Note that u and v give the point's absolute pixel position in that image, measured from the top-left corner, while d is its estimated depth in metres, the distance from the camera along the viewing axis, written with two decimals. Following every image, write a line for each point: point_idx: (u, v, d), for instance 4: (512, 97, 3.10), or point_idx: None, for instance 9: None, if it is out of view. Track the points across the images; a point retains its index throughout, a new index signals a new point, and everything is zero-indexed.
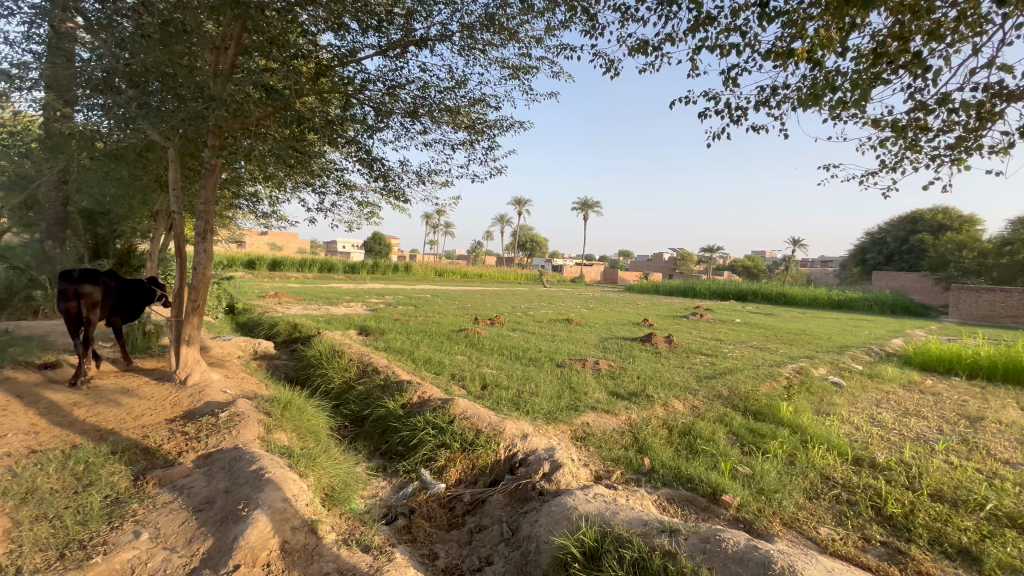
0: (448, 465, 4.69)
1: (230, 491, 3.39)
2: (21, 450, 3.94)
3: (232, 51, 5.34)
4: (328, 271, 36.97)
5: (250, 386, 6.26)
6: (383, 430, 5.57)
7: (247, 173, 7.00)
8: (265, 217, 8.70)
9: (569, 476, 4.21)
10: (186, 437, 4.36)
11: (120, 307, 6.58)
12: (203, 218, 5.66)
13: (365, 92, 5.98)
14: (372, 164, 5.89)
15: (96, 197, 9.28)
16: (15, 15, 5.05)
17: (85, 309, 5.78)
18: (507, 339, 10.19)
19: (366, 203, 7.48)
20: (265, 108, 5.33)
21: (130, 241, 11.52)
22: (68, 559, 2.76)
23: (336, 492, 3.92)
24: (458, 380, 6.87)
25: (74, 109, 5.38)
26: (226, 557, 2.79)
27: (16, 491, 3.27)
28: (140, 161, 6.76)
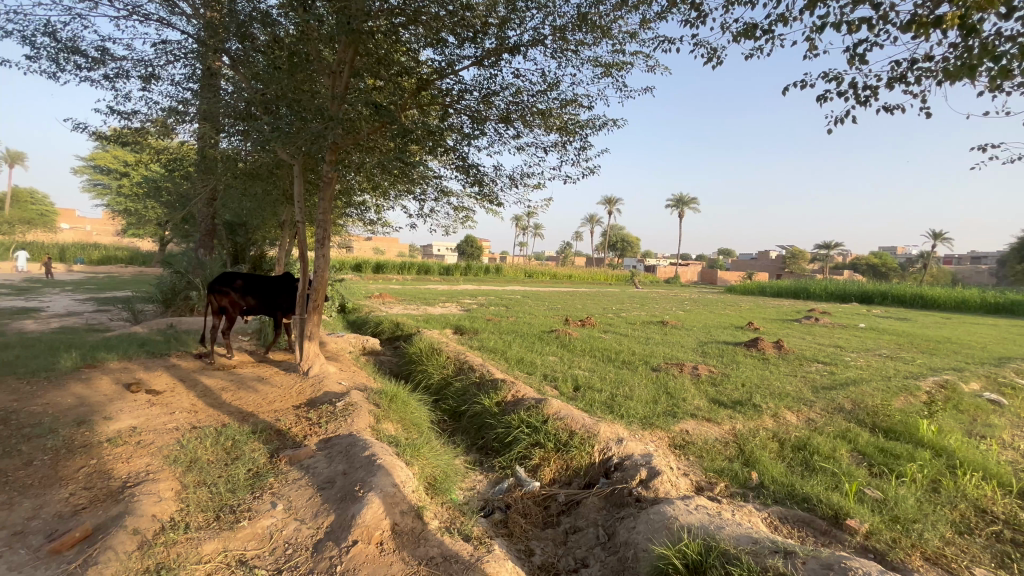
0: (542, 464, 4.75)
1: (347, 473, 3.74)
2: (185, 425, 4.69)
3: (346, 75, 5.87)
4: (425, 272, 39.20)
5: (361, 379, 6.85)
6: (480, 426, 5.78)
7: (356, 184, 7.63)
8: (372, 224, 9.45)
9: (668, 484, 4.05)
10: (310, 422, 4.90)
11: (281, 304, 7.46)
12: (322, 226, 6.29)
13: (461, 101, 6.24)
14: (469, 171, 6.14)
15: (236, 210, 10.79)
16: (180, 60, 6.04)
17: (225, 302, 7.08)
18: (598, 341, 10.05)
19: (461, 208, 7.82)
20: (374, 123, 5.81)
21: (262, 248, 13.18)
22: (222, 520, 3.23)
23: (438, 483, 4.15)
24: (550, 380, 6.93)
25: (223, 136, 6.27)
26: (346, 532, 3.09)
27: (183, 460, 3.90)
28: (272, 179, 7.71)
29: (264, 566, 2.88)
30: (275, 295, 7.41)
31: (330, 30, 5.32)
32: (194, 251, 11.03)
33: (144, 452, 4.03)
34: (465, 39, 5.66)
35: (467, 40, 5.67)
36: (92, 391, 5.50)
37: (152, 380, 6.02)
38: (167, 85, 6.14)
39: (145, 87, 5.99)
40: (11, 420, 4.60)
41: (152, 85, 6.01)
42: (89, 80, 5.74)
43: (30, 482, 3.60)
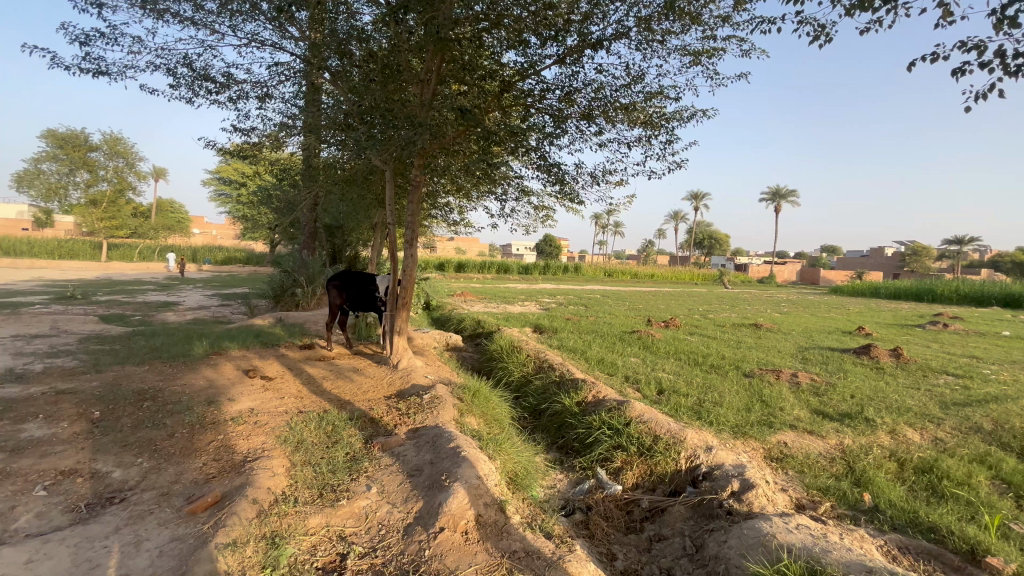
0: (624, 467, 4.64)
1: (434, 463, 3.91)
2: (293, 409, 5.20)
3: (433, 82, 6.13)
4: (505, 271, 39.94)
5: (445, 374, 7.14)
6: (560, 426, 5.77)
7: (441, 187, 7.96)
8: (455, 224, 9.80)
9: (763, 498, 3.78)
10: (400, 412, 5.20)
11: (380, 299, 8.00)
12: (410, 227, 6.63)
13: (543, 101, 6.26)
14: (551, 170, 6.14)
15: (334, 214, 11.72)
16: (289, 79, 6.69)
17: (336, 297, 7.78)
18: (684, 343, 9.59)
19: (541, 207, 7.87)
20: (459, 128, 6.01)
21: (356, 249, 14.19)
22: (325, 497, 3.53)
23: (519, 478, 4.21)
24: (632, 382, 6.73)
25: (325, 145, 6.85)
26: (434, 519, 3.24)
27: (292, 440, 4.32)
28: (366, 184, 8.27)
29: (360, 543, 3.11)
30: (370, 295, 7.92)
31: (420, 40, 5.57)
32: (299, 252, 12.15)
33: (260, 431, 4.53)
34: (548, 39, 5.67)
35: (550, 39, 5.68)
36: (219, 375, 6.28)
37: (266, 368, 6.74)
38: (279, 103, 6.83)
39: (261, 106, 6.71)
40: (158, 397, 5.39)
41: (267, 104, 6.73)
42: (217, 103, 6.56)
43: (173, 451, 4.20)
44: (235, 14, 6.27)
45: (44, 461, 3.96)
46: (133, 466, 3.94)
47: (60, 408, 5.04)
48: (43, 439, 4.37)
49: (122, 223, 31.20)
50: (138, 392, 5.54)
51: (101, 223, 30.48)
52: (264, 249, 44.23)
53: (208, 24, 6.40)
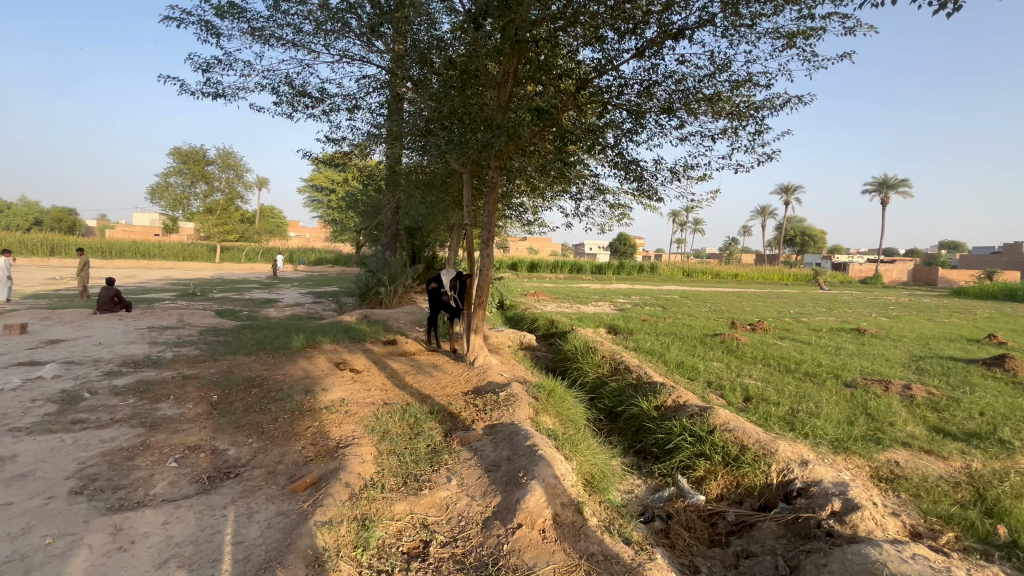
0: (707, 477, 4.41)
1: (512, 459, 3.97)
2: (379, 401, 5.53)
3: (509, 84, 6.20)
4: (578, 271, 39.61)
5: (520, 372, 7.22)
6: (638, 430, 5.62)
7: (516, 188, 8.05)
8: (529, 224, 9.87)
9: (870, 522, 3.43)
10: (477, 408, 5.34)
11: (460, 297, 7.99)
12: (487, 227, 6.76)
13: (621, 96, 6.11)
14: (629, 167, 5.99)
15: (414, 216, 12.26)
16: (376, 90, 7.11)
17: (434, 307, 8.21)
18: (773, 348, 8.90)
19: (617, 205, 7.72)
20: (534, 128, 6.04)
21: (434, 249, 14.75)
22: (408, 486, 3.72)
23: (596, 480, 4.15)
24: (714, 388, 6.39)
25: (407, 151, 7.20)
26: (512, 514, 3.29)
27: (378, 430, 4.60)
28: (445, 187, 8.58)
29: (442, 532, 3.24)
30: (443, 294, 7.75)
31: (497, 42, 5.65)
32: (383, 253, 12.88)
33: (351, 420, 4.87)
34: (626, 32, 5.54)
35: (628, 32, 5.54)
36: (314, 366, 6.84)
37: (354, 361, 7.21)
38: (366, 113, 7.29)
39: (351, 116, 7.20)
40: (263, 385, 5.98)
41: (355, 115, 7.21)
42: (313, 116, 7.14)
43: (276, 434, 4.64)
44: (328, 34, 6.79)
45: (174, 436, 4.54)
46: (244, 446, 4.40)
47: (186, 391, 5.76)
48: (174, 417, 5.02)
49: (232, 228, 34.91)
50: (248, 379, 6.18)
51: (216, 228, 34.33)
52: (350, 250, 47.33)
53: (306, 44, 6.98)
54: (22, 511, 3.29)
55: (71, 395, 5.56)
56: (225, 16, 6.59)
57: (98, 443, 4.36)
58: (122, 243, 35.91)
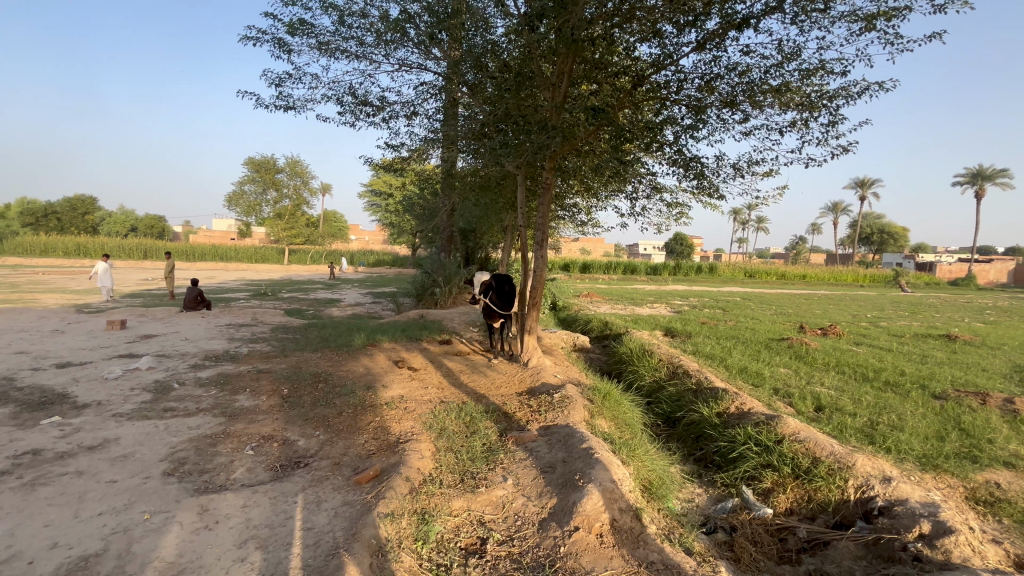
0: (775, 489, 4.18)
1: (567, 462, 3.95)
2: (436, 398, 5.68)
3: (564, 84, 6.16)
4: (632, 272, 38.72)
5: (574, 374, 7.16)
6: (698, 437, 5.43)
7: (570, 188, 8.00)
8: (582, 224, 9.78)
9: (966, 549, 3.13)
10: (531, 409, 5.35)
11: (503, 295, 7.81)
12: (541, 228, 6.75)
13: (680, 92, 5.92)
14: (689, 164, 5.78)
15: (468, 218, 12.47)
16: (433, 96, 7.32)
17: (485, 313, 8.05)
18: (848, 354, 8.28)
19: (675, 203, 7.50)
20: (589, 128, 5.97)
21: (487, 250, 14.83)
22: (465, 482, 3.79)
23: (654, 487, 4.03)
24: (782, 396, 6.03)
25: (462, 155, 7.36)
26: (568, 517, 3.26)
27: (436, 427, 4.72)
28: (499, 190, 8.67)
29: (499, 530, 3.28)
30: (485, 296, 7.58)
31: (552, 43, 5.64)
32: (438, 254, 13.18)
33: (409, 416, 5.03)
34: (686, 25, 5.35)
35: (688, 25, 5.35)
36: (374, 364, 7.13)
37: (411, 360, 7.45)
38: (424, 119, 7.51)
39: (410, 123, 7.45)
40: (329, 380, 6.31)
41: (413, 121, 7.44)
42: (374, 124, 7.46)
43: (341, 427, 4.88)
44: (388, 44, 7.04)
45: (251, 426, 4.89)
46: (313, 438, 4.66)
47: (260, 384, 6.19)
48: (251, 408, 5.41)
49: (299, 232, 37.00)
50: (314, 374, 6.55)
51: (284, 232, 36.56)
52: (406, 251, 48.85)
53: (368, 55, 7.30)
54: (124, 488, 3.66)
55: (163, 386, 6.13)
56: (296, 33, 7.02)
57: (186, 430, 4.77)
58: (203, 247, 39.08)
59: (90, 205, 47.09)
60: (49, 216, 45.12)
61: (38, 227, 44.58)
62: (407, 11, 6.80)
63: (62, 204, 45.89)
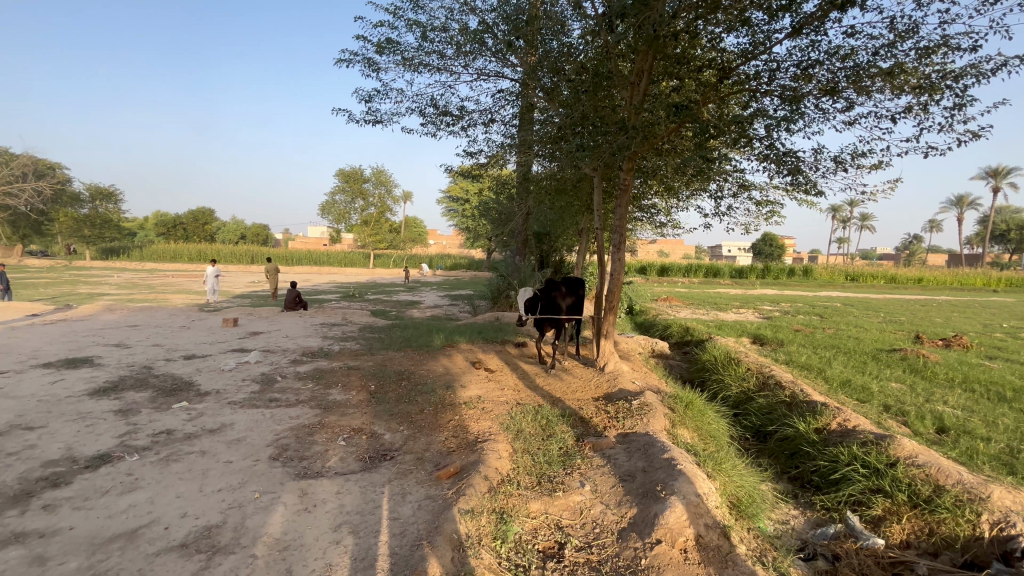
0: (887, 518, 3.75)
1: (648, 471, 3.82)
2: (512, 400, 5.75)
3: (643, 83, 6.00)
4: (715, 275, 36.53)
5: (653, 381, 6.90)
6: (793, 453, 5.02)
7: (649, 189, 7.76)
8: (662, 226, 9.44)
9: None
10: (609, 415, 5.24)
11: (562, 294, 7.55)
12: (618, 231, 6.59)
13: (772, 82, 5.52)
14: (782, 160, 5.37)
15: (543, 222, 12.50)
16: (510, 102, 7.46)
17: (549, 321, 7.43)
18: (979, 370, 7.21)
19: (765, 202, 7.01)
20: (670, 125, 5.75)
21: (563, 254, 14.28)
22: (542, 485, 3.80)
23: (744, 505, 3.78)
24: (894, 414, 5.39)
25: (538, 159, 7.43)
26: (649, 529, 3.16)
27: (513, 428, 4.78)
28: (575, 192, 8.61)
29: (577, 536, 3.25)
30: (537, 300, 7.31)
31: (631, 42, 5.51)
32: (513, 258, 13.31)
33: (487, 416, 5.14)
34: (779, 10, 4.99)
35: (782, 10, 4.98)
36: (453, 364, 7.37)
37: (488, 361, 7.61)
38: (501, 125, 7.68)
39: (487, 130, 7.64)
40: (411, 378, 6.62)
41: (491, 128, 7.64)
42: (454, 133, 7.76)
43: (423, 424, 5.11)
44: (467, 55, 7.29)
45: (343, 419, 5.27)
46: (397, 432, 4.92)
47: (350, 380, 6.65)
48: (342, 402, 5.82)
49: (383, 238, 39.22)
50: (398, 372, 6.93)
51: (370, 238, 38.95)
52: (481, 254, 50.11)
53: (449, 67, 7.60)
54: (238, 469, 4.10)
55: (268, 378, 6.79)
56: (384, 52, 7.49)
57: (288, 419, 5.25)
58: (300, 252, 42.74)
59: (209, 217, 53.34)
60: (177, 227, 51.73)
61: (169, 237, 51.31)
62: (486, 21, 7.00)
63: (187, 216, 52.40)
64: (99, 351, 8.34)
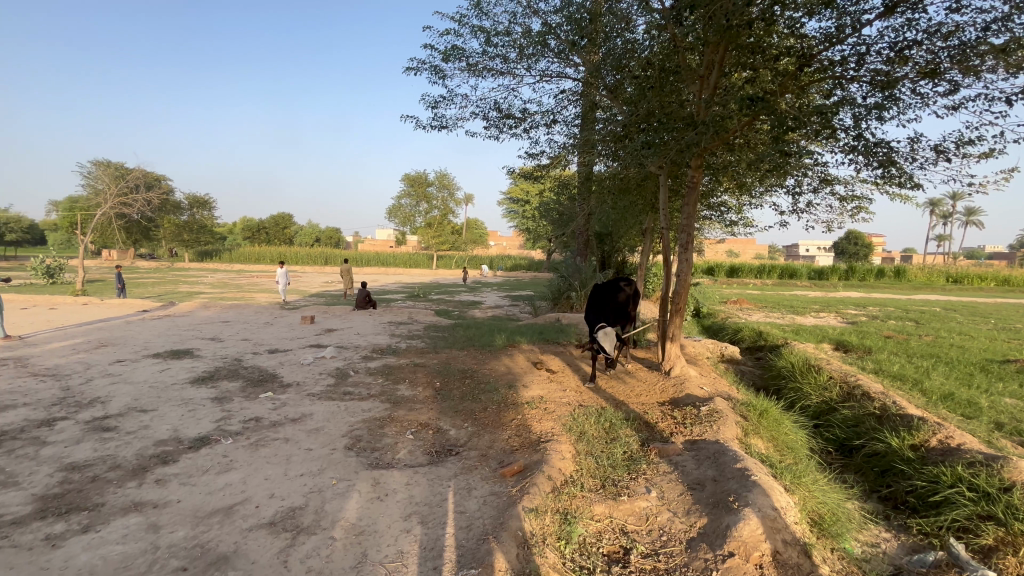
0: (1001, 550, 3.33)
1: (719, 481, 3.66)
2: (575, 402, 5.72)
3: (713, 76, 5.77)
4: (791, 276, 34.16)
5: (723, 387, 6.59)
6: (884, 471, 4.61)
7: (719, 186, 7.43)
8: (732, 225, 9.01)
9: None
10: (676, 421, 5.07)
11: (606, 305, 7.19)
12: (686, 230, 6.36)
13: (860, 67, 5.09)
14: (872, 151, 4.92)
15: (605, 222, 12.28)
16: (572, 102, 7.42)
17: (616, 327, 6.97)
18: None
19: (851, 198, 6.48)
20: (743, 118, 5.47)
21: (625, 255, 13.97)
22: (606, 489, 3.75)
23: (827, 523, 3.52)
24: (1008, 433, 4.79)
25: (601, 158, 7.32)
26: (721, 540, 3.03)
27: (575, 430, 4.75)
28: (639, 192, 8.42)
29: (642, 543, 3.19)
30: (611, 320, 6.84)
31: (700, 34, 5.29)
32: (574, 259, 13.18)
33: (549, 417, 5.16)
34: None
35: None
36: (514, 364, 7.46)
37: (549, 362, 7.62)
38: (563, 126, 7.66)
39: (550, 131, 7.64)
40: (474, 377, 6.78)
41: (553, 128, 7.65)
42: (516, 136, 7.83)
43: (487, 421, 5.22)
44: (530, 57, 7.34)
45: (411, 413, 5.50)
46: (462, 429, 5.06)
47: (416, 377, 6.92)
48: (410, 397, 6.08)
49: (446, 239, 40.30)
50: (462, 371, 7.11)
51: (434, 240, 40.20)
52: (541, 255, 50.18)
53: (512, 70, 7.68)
54: (317, 456, 4.39)
55: (342, 372, 7.22)
56: (450, 59, 7.72)
57: (361, 411, 5.56)
58: (369, 254, 44.92)
59: (288, 221, 57.42)
60: (261, 231, 56.20)
61: (254, 240, 55.79)
62: (549, 22, 7.00)
63: (270, 221, 56.73)
64: (198, 344, 9.26)
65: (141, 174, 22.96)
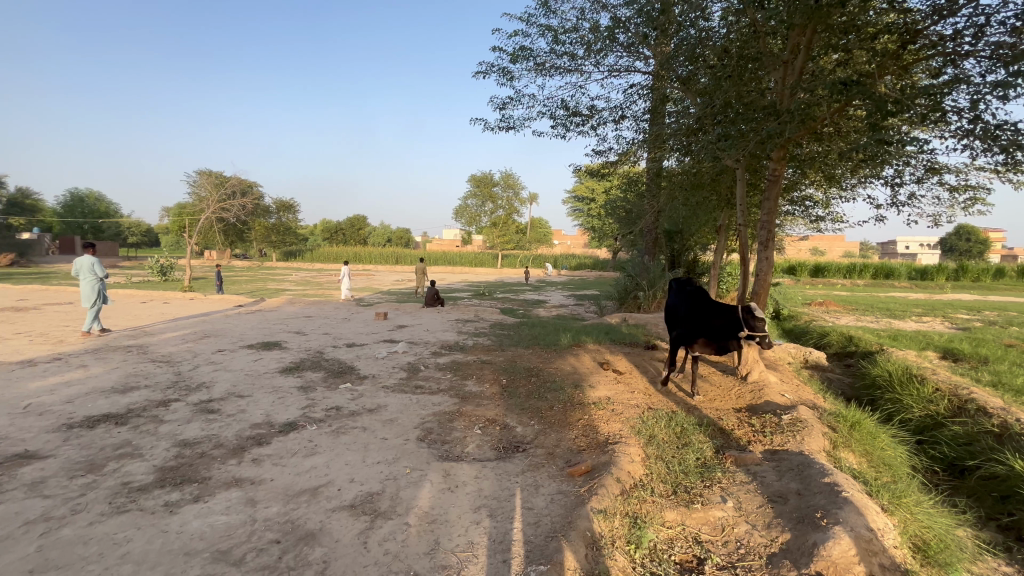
0: None
1: (803, 495, 3.42)
2: (643, 404, 5.57)
3: (800, 61, 5.39)
4: (887, 277, 30.98)
5: (807, 395, 6.12)
6: (1006, 498, 4.07)
7: (804, 178, 6.91)
8: (818, 220, 8.34)
9: None
10: (754, 429, 4.78)
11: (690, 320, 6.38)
12: (766, 226, 5.98)
13: (978, 41, 4.52)
14: (993, 134, 4.35)
15: (675, 218, 11.82)
16: (642, 96, 7.24)
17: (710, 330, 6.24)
18: None
19: (965, 188, 5.77)
20: (834, 104, 5.04)
21: (697, 253, 13.37)
22: (678, 496, 3.62)
23: (933, 550, 3.17)
24: None
25: (672, 154, 6.96)
26: (807, 559, 2.83)
27: (645, 433, 4.63)
28: (713, 187, 8.03)
29: (717, 554, 3.05)
30: (712, 317, 6.23)
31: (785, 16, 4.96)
32: (642, 257, 12.80)
33: (617, 418, 5.07)
34: None
35: None
36: (580, 364, 7.39)
37: (616, 362, 7.48)
38: (632, 121, 7.49)
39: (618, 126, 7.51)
40: (540, 375, 6.80)
41: (622, 124, 7.50)
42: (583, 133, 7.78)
43: (553, 420, 5.22)
44: (598, 53, 7.25)
45: (479, 409, 5.63)
46: (528, 426, 5.10)
47: (483, 373, 7.06)
48: (478, 393, 6.22)
49: (510, 238, 40.72)
50: (527, 369, 7.16)
51: (498, 239, 40.75)
52: (606, 254, 49.29)
53: (579, 67, 7.63)
54: (392, 446, 4.62)
55: (413, 367, 7.53)
56: (517, 60, 7.81)
57: (431, 405, 5.77)
58: (437, 254, 46.39)
59: (362, 223, 60.65)
60: (339, 233, 59.84)
61: (332, 240, 59.53)
62: (618, 16, 6.87)
63: (347, 223, 60.24)
64: (285, 337, 10.05)
65: (237, 182, 25.17)
